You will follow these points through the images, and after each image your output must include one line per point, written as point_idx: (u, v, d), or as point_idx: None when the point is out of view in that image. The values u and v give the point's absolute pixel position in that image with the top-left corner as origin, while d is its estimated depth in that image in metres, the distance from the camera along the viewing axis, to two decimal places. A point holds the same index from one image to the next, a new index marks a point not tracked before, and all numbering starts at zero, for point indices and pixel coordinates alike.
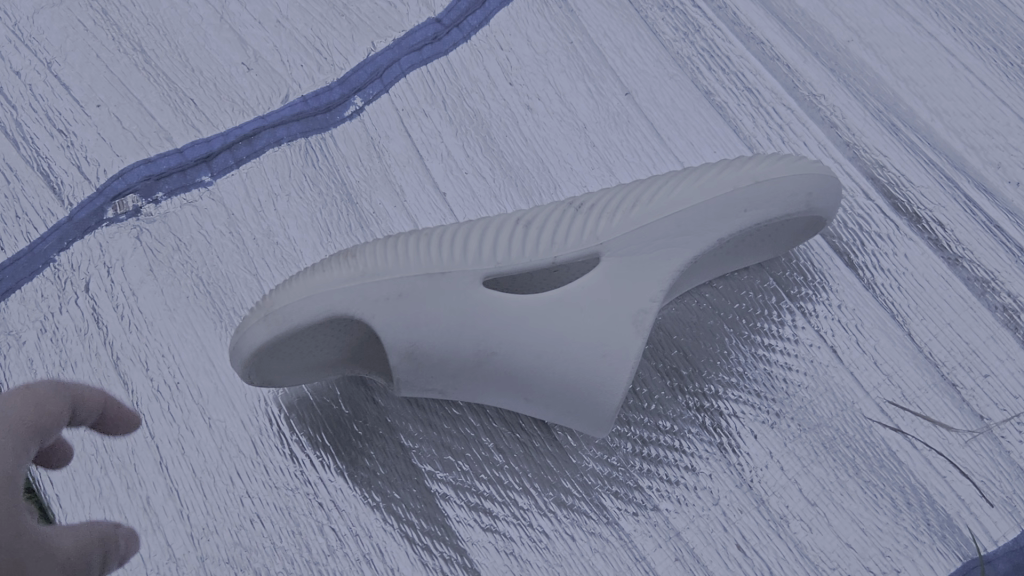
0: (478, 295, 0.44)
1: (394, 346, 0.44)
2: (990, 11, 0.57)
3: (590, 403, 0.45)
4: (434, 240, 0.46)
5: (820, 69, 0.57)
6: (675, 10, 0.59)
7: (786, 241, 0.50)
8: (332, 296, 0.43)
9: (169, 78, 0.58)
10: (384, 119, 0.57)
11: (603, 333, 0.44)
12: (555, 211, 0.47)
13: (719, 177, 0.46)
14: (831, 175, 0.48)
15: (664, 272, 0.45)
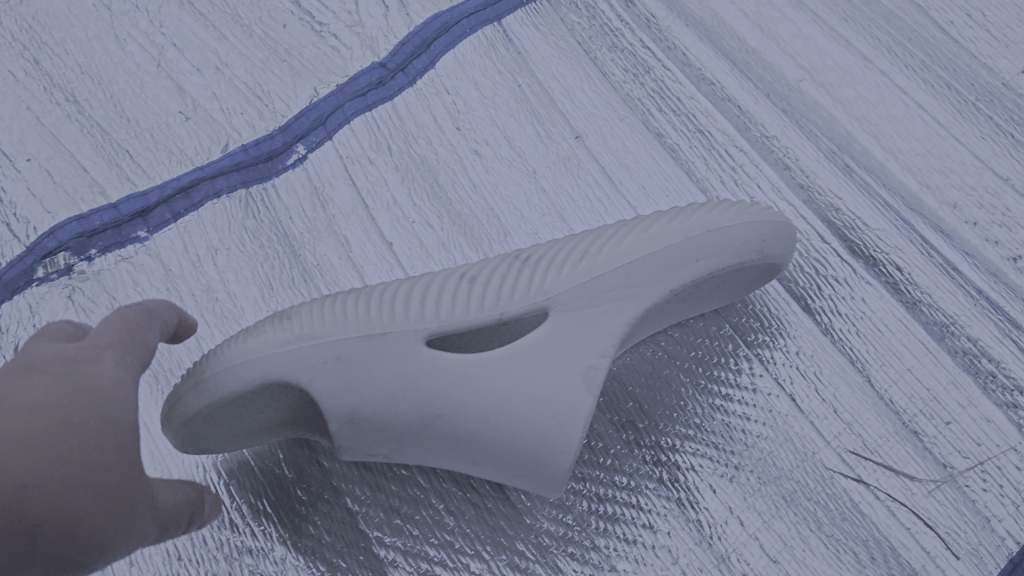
0: (421, 355, 0.43)
1: (334, 412, 0.42)
2: (943, 48, 0.57)
3: (542, 467, 0.43)
4: (374, 301, 0.44)
5: (772, 109, 0.56)
6: (625, 52, 0.59)
7: (736, 291, 0.50)
8: (269, 361, 0.41)
9: (103, 129, 0.56)
10: (327, 167, 0.56)
11: (553, 391, 0.43)
12: (499, 267, 0.46)
13: (668, 228, 0.46)
14: (783, 221, 0.48)
15: (614, 325, 0.44)
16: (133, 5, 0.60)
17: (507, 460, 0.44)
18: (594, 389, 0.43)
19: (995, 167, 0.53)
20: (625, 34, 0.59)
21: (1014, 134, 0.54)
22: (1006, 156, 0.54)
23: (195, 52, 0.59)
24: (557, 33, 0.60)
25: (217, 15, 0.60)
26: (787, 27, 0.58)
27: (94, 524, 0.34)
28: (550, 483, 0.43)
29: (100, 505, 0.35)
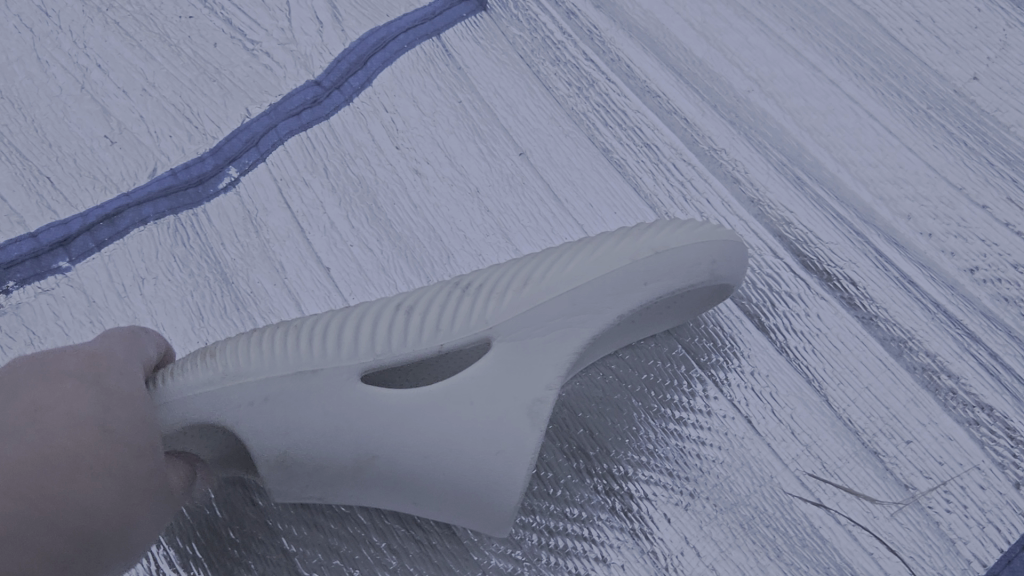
0: (353, 395, 0.40)
1: (261, 453, 0.40)
2: (892, 55, 0.55)
3: (489, 505, 0.41)
4: (303, 334, 0.42)
5: (720, 122, 0.54)
6: (568, 65, 0.57)
7: (693, 308, 0.47)
8: (188, 404, 0.39)
9: (23, 155, 0.54)
10: (261, 191, 0.53)
11: (495, 427, 0.40)
12: (439, 295, 0.43)
13: (615, 249, 0.43)
14: (735, 236, 0.45)
15: (560, 355, 0.41)
16: (56, 26, 0.58)
17: (451, 498, 0.41)
18: (538, 424, 0.40)
19: (948, 176, 0.52)
20: (568, 46, 0.57)
21: (967, 142, 0.53)
22: (959, 165, 0.52)
23: (121, 73, 0.57)
24: (498, 46, 0.58)
25: (144, 35, 0.58)
26: (733, 37, 0.57)
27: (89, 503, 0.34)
28: (498, 518, 0.41)
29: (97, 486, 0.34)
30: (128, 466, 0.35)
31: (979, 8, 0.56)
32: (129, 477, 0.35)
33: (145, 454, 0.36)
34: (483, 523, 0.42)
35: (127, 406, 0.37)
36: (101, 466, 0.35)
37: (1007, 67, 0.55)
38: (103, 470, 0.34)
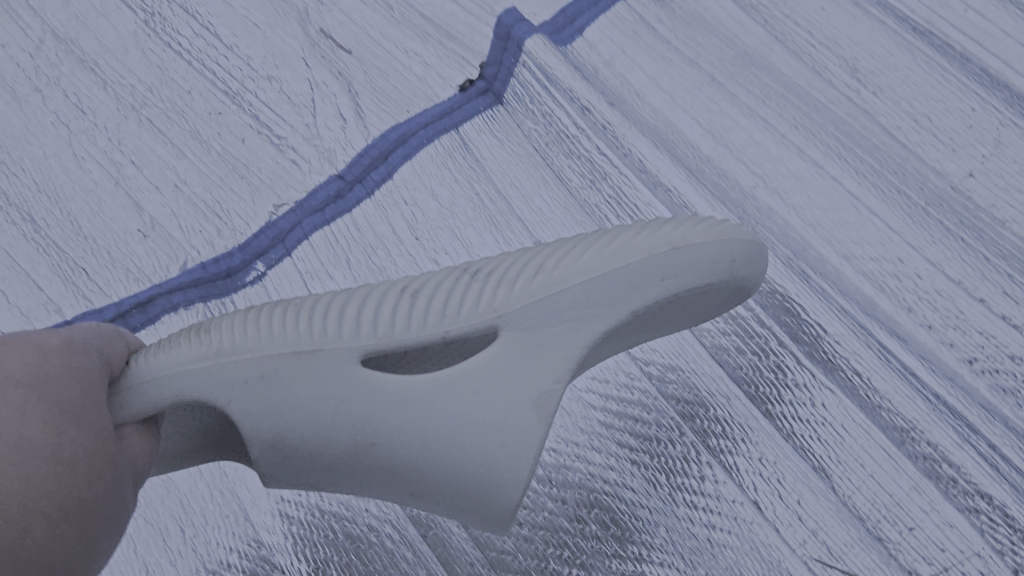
0: (355, 378, 0.44)
1: (256, 435, 0.44)
2: (891, 152, 0.57)
3: (484, 497, 0.44)
4: (312, 314, 0.45)
5: (728, 216, 0.56)
6: (581, 158, 0.59)
7: (706, 312, 0.49)
8: (184, 379, 0.44)
9: (61, 248, 0.57)
10: (288, 284, 0.56)
11: (498, 419, 0.43)
12: (446, 280, 0.46)
13: (634, 241, 0.45)
14: (756, 237, 0.46)
15: (568, 348, 0.43)
16: (92, 122, 0.61)
17: (446, 492, 0.44)
18: (543, 419, 0.43)
19: (947, 271, 0.54)
20: (581, 140, 0.59)
21: (965, 238, 0.54)
22: (956, 261, 0.54)
23: (153, 169, 0.59)
24: (514, 139, 0.60)
25: (176, 131, 0.61)
26: (738, 135, 0.58)
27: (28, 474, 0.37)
28: (492, 516, 0.44)
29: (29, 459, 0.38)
30: (92, 500, 0.39)
31: (974, 107, 0.58)
32: (93, 509, 0.39)
33: (102, 480, 0.39)
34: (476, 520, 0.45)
35: (80, 432, 0.39)
36: (69, 510, 0.37)
37: (1002, 166, 0.56)
38: (73, 514, 0.38)
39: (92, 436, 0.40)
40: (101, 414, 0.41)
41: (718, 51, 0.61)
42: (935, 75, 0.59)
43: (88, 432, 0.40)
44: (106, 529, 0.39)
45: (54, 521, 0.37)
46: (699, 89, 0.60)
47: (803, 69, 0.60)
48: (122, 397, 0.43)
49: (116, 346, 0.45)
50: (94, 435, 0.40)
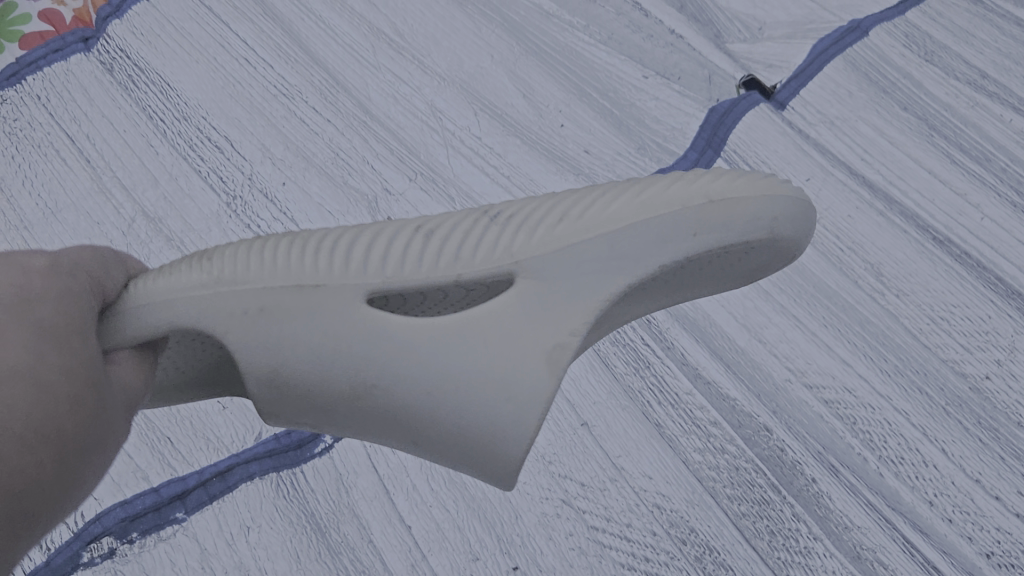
0: (356, 315, 0.42)
1: (252, 369, 0.42)
2: (913, 353, 0.62)
3: (490, 451, 0.41)
4: (320, 247, 0.44)
5: (763, 408, 0.61)
6: (626, 346, 0.63)
7: (751, 264, 0.45)
8: (180, 306, 0.43)
9: (147, 416, 0.60)
10: (353, 455, 0.60)
11: (507, 375, 0.40)
12: (464, 221, 0.44)
13: (669, 191, 0.42)
14: (803, 198, 0.44)
15: (589, 300, 0.41)
16: None
17: (450, 440, 0.42)
18: (556, 371, 0.41)
19: (966, 466, 0.59)
20: (626, 329, 0.64)
21: (981, 438, 0.60)
22: (973, 457, 0.59)
23: None
24: None
25: None
26: (772, 331, 0.63)
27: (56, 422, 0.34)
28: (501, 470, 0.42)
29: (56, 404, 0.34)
30: (71, 429, 0.35)
31: (990, 315, 0.64)
32: (72, 439, 0.35)
33: (84, 409, 0.36)
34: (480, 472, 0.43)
35: (64, 357, 0.36)
36: (48, 434, 0.34)
37: (1015, 370, 0.62)
38: (52, 438, 0.34)
39: (77, 359, 0.36)
40: (87, 342, 0.38)
41: None
42: (955, 281, 0.65)
43: (73, 359, 0.36)
44: (87, 460, 0.36)
45: (31, 447, 0.33)
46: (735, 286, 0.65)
47: (832, 269, 0.66)
48: (114, 322, 0.42)
49: (115, 272, 0.43)
50: (79, 359, 0.36)
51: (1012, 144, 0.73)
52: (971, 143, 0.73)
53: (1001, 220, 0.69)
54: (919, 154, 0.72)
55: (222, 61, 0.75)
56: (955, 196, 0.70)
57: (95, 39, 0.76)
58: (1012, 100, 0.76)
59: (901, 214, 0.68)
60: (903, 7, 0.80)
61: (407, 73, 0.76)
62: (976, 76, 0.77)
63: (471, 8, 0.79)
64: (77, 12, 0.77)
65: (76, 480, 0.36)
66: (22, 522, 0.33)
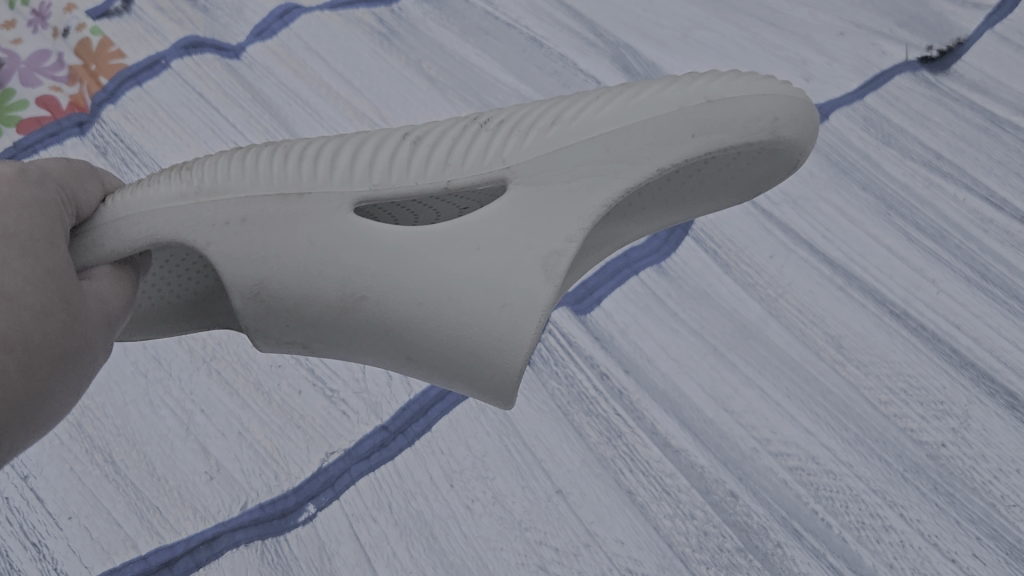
0: (346, 223, 0.49)
1: (237, 284, 0.49)
2: (872, 422, 0.65)
3: (488, 361, 0.49)
4: (309, 155, 0.50)
5: (730, 476, 0.63)
6: (599, 417, 0.66)
7: (745, 166, 0.52)
8: (159, 217, 0.49)
9: (137, 488, 0.62)
10: (335, 524, 0.62)
11: (501, 285, 0.48)
12: (453, 129, 0.50)
13: (665, 95, 0.49)
14: (802, 97, 0.51)
15: (583, 207, 0.48)
16: (166, 372, 0.66)
17: (442, 348, 0.49)
18: (551, 278, 0.48)
19: (924, 530, 0.61)
20: (599, 401, 0.67)
21: (938, 502, 0.62)
22: (930, 521, 0.61)
23: (221, 417, 0.65)
24: (539, 396, 0.67)
25: (240, 382, 0.66)
26: (739, 401, 0.66)
27: (28, 331, 0.38)
28: (499, 377, 0.49)
29: (29, 316, 0.39)
30: (37, 338, 0.39)
31: (946, 385, 0.67)
32: (39, 347, 0.39)
33: (53, 318, 0.40)
34: (477, 383, 0.50)
35: (28, 264, 0.40)
36: (13, 346, 0.38)
37: (969, 437, 0.65)
38: (17, 349, 0.38)
39: (42, 268, 0.40)
40: (55, 251, 0.42)
41: (720, 323, 0.70)
42: (911, 353, 0.69)
43: (37, 267, 0.40)
44: (67, 369, 0.41)
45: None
46: (703, 357, 0.68)
47: (795, 342, 0.69)
48: (91, 238, 0.48)
49: (88, 184, 0.49)
50: (45, 269, 0.41)
51: (965, 222, 0.77)
52: (926, 221, 0.76)
53: (956, 294, 0.72)
54: (877, 232, 0.75)
55: (213, 146, 0.79)
56: (912, 272, 0.73)
57: (90, 123, 0.79)
58: (966, 179, 0.79)
59: (860, 289, 0.72)
60: (862, 91, 0.85)
61: None
62: (931, 157, 0.81)
63: (451, 93, 0.83)
64: (73, 98, 0.81)
65: (50, 394, 0.40)
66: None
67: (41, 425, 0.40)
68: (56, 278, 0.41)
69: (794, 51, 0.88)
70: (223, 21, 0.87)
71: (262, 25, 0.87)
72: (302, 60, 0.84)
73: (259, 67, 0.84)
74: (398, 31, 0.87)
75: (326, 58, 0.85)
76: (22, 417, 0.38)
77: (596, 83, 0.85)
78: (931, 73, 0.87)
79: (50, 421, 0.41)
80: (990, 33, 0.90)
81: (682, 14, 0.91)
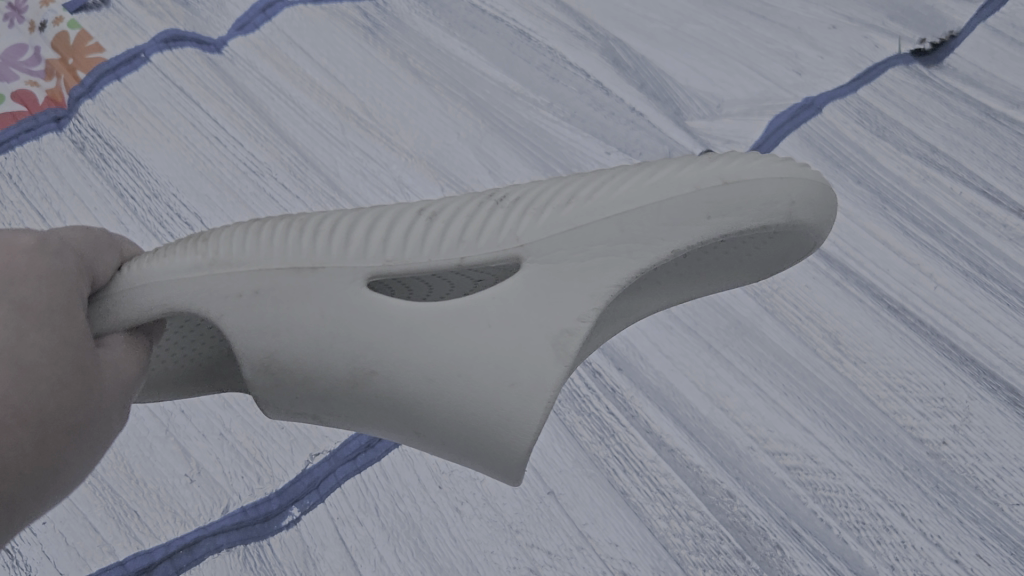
0: (356, 299, 0.46)
1: (248, 355, 0.46)
2: (870, 419, 0.64)
3: (495, 441, 0.44)
4: (321, 228, 0.47)
5: (727, 475, 0.62)
6: (591, 416, 0.64)
7: (770, 246, 0.47)
8: (173, 288, 0.47)
9: (114, 491, 0.60)
10: (320, 528, 0.60)
11: (512, 361, 0.44)
12: (469, 206, 0.47)
13: (684, 173, 0.45)
14: (823, 179, 0.46)
15: (596, 286, 0.44)
16: None
17: (453, 427, 0.45)
18: (561, 357, 0.43)
19: (926, 530, 0.59)
20: (591, 400, 0.65)
21: (940, 501, 0.60)
22: (933, 521, 0.60)
23: (202, 418, 0.63)
24: None
25: None
26: (734, 399, 0.65)
27: (37, 405, 0.36)
28: (507, 462, 0.45)
29: (40, 388, 0.37)
30: (53, 409, 0.37)
31: (946, 381, 0.66)
32: (55, 418, 0.37)
33: (69, 388, 0.38)
34: (489, 466, 0.46)
35: (46, 335, 0.38)
36: (27, 417, 0.36)
37: (971, 435, 0.63)
38: (33, 420, 0.36)
39: (59, 338, 0.39)
40: (73, 321, 0.40)
41: (714, 319, 0.68)
42: (909, 349, 0.67)
43: (54, 338, 0.38)
44: (80, 446, 0.39)
45: (10, 431, 0.35)
46: (697, 354, 0.66)
47: (791, 339, 0.67)
48: (107, 306, 0.46)
49: (106, 254, 0.47)
50: (62, 338, 0.39)
51: (962, 215, 0.75)
52: (922, 215, 0.75)
53: (954, 289, 0.71)
54: (873, 226, 0.74)
55: (193, 140, 0.77)
56: (909, 267, 0.72)
57: (68, 118, 0.77)
58: (962, 173, 0.78)
59: (857, 284, 0.70)
60: (856, 84, 0.83)
61: (374, 150, 0.77)
62: (926, 150, 0.79)
63: (438, 88, 0.81)
64: (50, 93, 0.79)
65: (66, 465, 0.38)
66: (6, 506, 0.35)
67: (57, 496, 0.38)
68: (75, 349, 0.39)
69: (785, 44, 0.86)
70: (204, 16, 0.85)
71: (244, 19, 0.85)
72: (285, 54, 0.83)
73: (240, 61, 0.82)
74: (383, 26, 0.85)
75: (309, 52, 0.83)
76: (37, 491, 0.37)
77: (585, 76, 0.84)
78: (924, 66, 0.86)
79: (62, 499, 0.39)
80: (982, 26, 0.89)
81: (671, 8, 0.89)
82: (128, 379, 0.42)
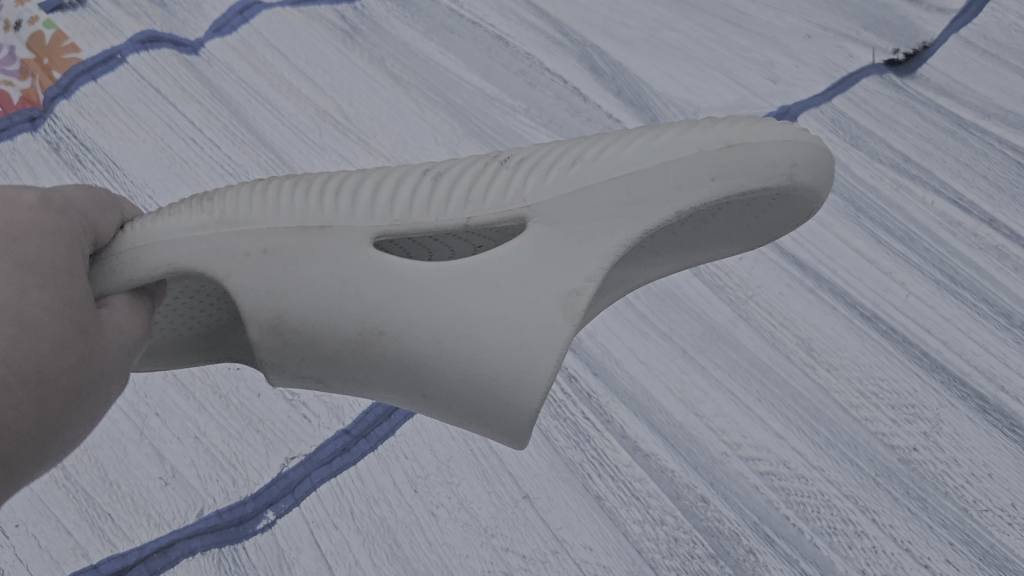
0: (363, 259, 0.46)
1: (255, 315, 0.46)
2: (843, 425, 0.64)
3: (503, 402, 0.45)
4: (329, 188, 0.48)
5: (701, 480, 0.62)
6: (567, 420, 0.65)
7: (765, 216, 0.48)
8: (179, 247, 0.46)
9: (88, 493, 0.60)
10: (295, 531, 0.61)
11: (518, 322, 0.44)
12: (474, 166, 0.47)
13: (686, 136, 0.46)
14: (822, 145, 0.46)
15: (602, 248, 0.45)
16: None
17: (459, 388, 0.46)
18: (569, 318, 0.44)
19: (896, 535, 0.60)
20: (567, 404, 0.65)
21: (910, 507, 0.61)
22: (903, 527, 0.60)
23: (177, 421, 0.63)
24: None
25: (197, 385, 0.64)
26: (708, 405, 0.65)
27: (37, 363, 0.36)
28: (513, 424, 0.46)
29: (40, 349, 0.36)
30: (53, 370, 0.37)
31: (918, 388, 0.66)
32: (55, 379, 0.37)
33: (70, 350, 0.38)
34: (495, 428, 0.47)
35: (49, 294, 0.38)
36: (27, 378, 0.36)
37: (941, 441, 0.64)
38: (32, 381, 0.36)
39: (62, 299, 0.38)
40: (75, 282, 0.40)
41: (689, 326, 0.69)
42: (882, 356, 0.68)
43: (57, 298, 0.38)
44: (77, 408, 0.38)
45: (11, 390, 0.35)
46: (672, 360, 0.67)
47: (765, 345, 0.68)
48: (110, 266, 0.46)
49: (109, 214, 0.46)
50: (64, 299, 0.39)
51: (934, 224, 0.76)
52: (895, 224, 0.76)
53: (926, 298, 0.71)
54: (846, 234, 0.75)
55: (169, 141, 0.76)
56: (882, 275, 0.72)
57: (43, 118, 0.77)
58: (934, 182, 0.79)
59: (830, 291, 0.71)
60: (829, 94, 0.84)
61: (352, 153, 0.77)
62: (899, 159, 0.80)
63: (415, 92, 0.82)
64: (25, 92, 0.78)
65: (64, 426, 0.38)
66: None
67: (52, 457, 0.38)
68: (76, 311, 0.39)
69: (761, 53, 0.87)
70: (181, 17, 0.85)
71: (222, 20, 0.84)
72: (262, 56, 0.82)
73: (217, 63, 0.82)
74: (361, 29, 0.85)
75: (287, 55, 0.83)
76: (32, 451, 0.36)
77: (562, 83, 0.84)
78: (897, 76, 0.87)
79: (55, 461, 0.39)
80: (955, 37, 0.90)
81: (649, 15, 0.90)
82: (128, 342, 0.42)
